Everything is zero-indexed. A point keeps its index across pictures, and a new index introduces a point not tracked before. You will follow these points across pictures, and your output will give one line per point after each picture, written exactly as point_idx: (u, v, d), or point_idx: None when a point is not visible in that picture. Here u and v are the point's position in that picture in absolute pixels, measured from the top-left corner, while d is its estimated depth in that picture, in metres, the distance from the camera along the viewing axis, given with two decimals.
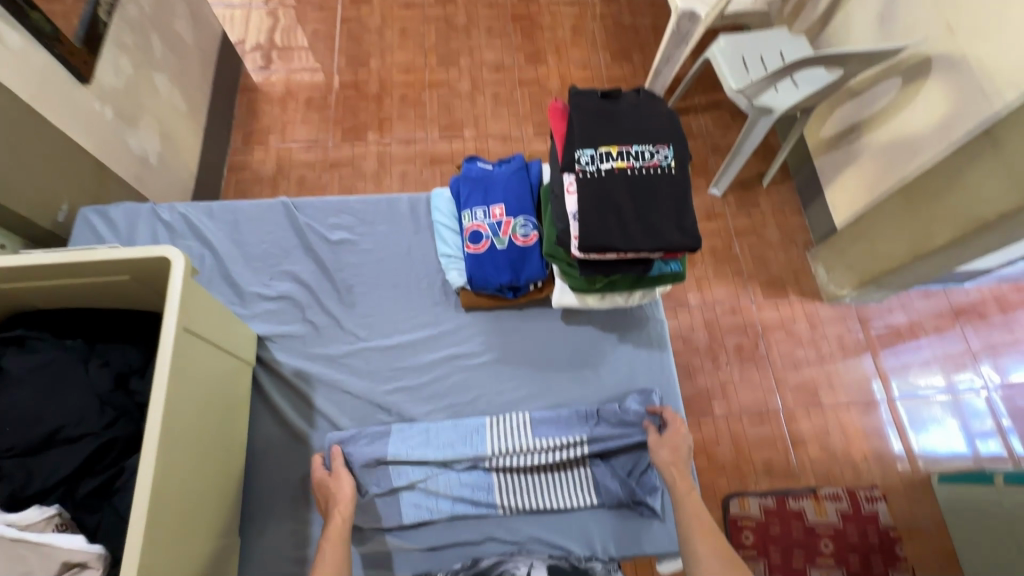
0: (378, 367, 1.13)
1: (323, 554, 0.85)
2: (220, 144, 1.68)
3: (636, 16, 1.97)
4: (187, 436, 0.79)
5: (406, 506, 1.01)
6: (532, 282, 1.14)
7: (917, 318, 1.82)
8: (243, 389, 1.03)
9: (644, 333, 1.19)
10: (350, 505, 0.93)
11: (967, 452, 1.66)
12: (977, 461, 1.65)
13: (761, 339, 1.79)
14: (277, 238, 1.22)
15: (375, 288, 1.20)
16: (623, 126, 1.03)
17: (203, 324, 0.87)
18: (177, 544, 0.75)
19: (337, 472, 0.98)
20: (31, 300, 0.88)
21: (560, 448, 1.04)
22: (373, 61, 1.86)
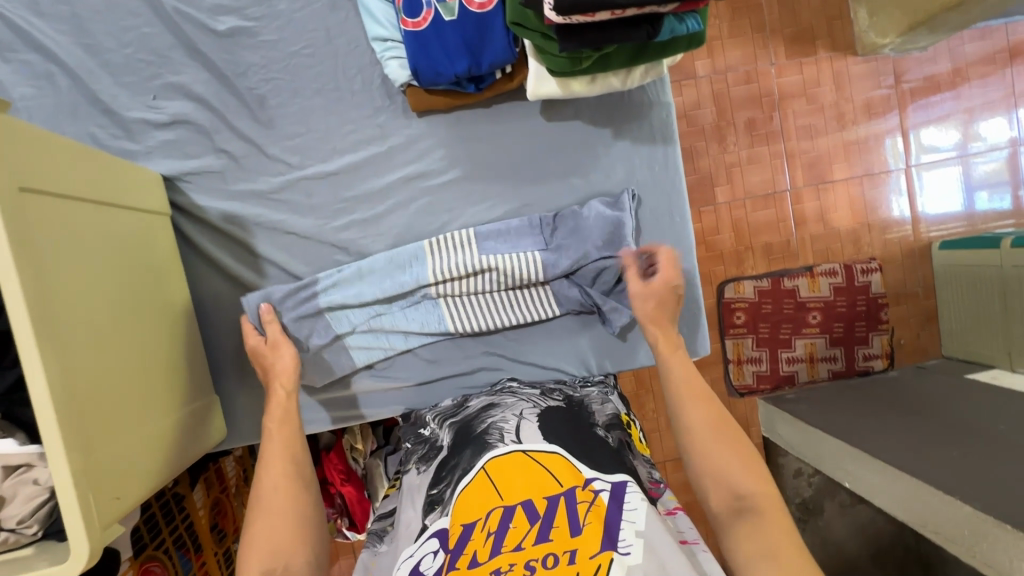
0: (321, 200, 0.93)
1: (270, 437, 0.78)
2: None
3: None
4: (83, 321, 0.64)
5: (360, 344, 0.94)
6: (497, 69, 0.85)
7: (963, 64, 1.52)
8: (161, 243, 0.85)
9: (645, 123, 0.95)
10: (292, 378, 0.85)
11: (960, 208, 1.56)
12: (969, 218, 1.56)
13: (777, 111, 1.52)
14: (145, 37, 0.89)
15: (295, 96, 0.92)
16: None
17: (51, 174, 0.63)
18: (121, 432, 0.66)
19: (273, 343, 0.87)
20: None
21: (509, 264, 0.92)
22: None
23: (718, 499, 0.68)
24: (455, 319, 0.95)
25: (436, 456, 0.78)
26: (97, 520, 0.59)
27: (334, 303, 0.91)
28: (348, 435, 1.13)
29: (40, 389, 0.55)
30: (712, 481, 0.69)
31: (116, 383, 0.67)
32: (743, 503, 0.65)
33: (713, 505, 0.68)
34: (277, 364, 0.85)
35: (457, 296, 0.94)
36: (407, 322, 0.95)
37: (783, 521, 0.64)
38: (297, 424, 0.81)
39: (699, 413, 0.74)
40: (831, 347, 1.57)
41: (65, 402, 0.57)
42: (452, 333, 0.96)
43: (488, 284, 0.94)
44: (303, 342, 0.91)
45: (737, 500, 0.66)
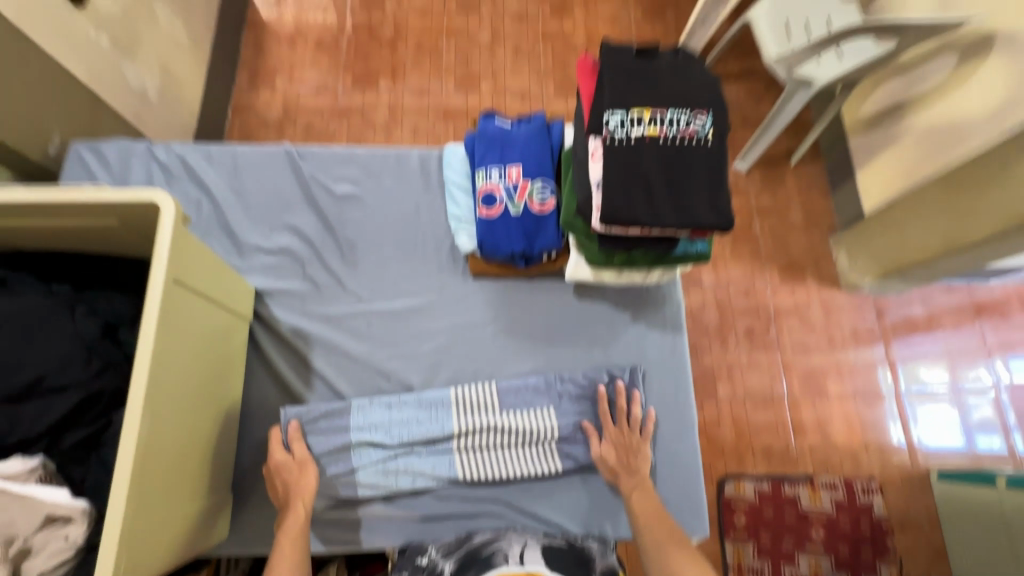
0: (377, 331, 1.08)
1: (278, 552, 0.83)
2: (226, 83, 1.82)
3: None
4: (175, 391, 0.76)
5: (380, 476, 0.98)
6: (545, 252, 1.08)
7: (936, 312, 1.75)
8: (239, 344, 0.99)
9: (659, 314, 1.13)
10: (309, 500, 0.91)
11: (962, 446, 1.64)
12: (973, 457, 1.63)
13: (773, 323, 1.73)
14: (279, 187, 1.16)
15: (379, 247, 1.14)
16: (659, 86, 0.91)
17: (198, 275, 0.82)
18: (160, 499, 0.73)
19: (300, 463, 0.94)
20: (12, 239, 0.82)
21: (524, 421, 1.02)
22: (390, 3, 1.99)
23: None
24: (464, 467, 1.00)
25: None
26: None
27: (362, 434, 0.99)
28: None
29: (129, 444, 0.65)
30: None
31: (173, 452, 0.76)
32: None
33: None
34: (299, 484, 0.92)
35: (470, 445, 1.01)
36: (421, 467, 1.00)
37: None
38: (304, 542, 0.87)
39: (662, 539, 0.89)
40: (838, 569, 1.52)
41: (139, 463, 0.67)
42: (459, 481, 1.00)
43: (501, 436, 1.02)
44: (323, 465, 0.97)
45: None
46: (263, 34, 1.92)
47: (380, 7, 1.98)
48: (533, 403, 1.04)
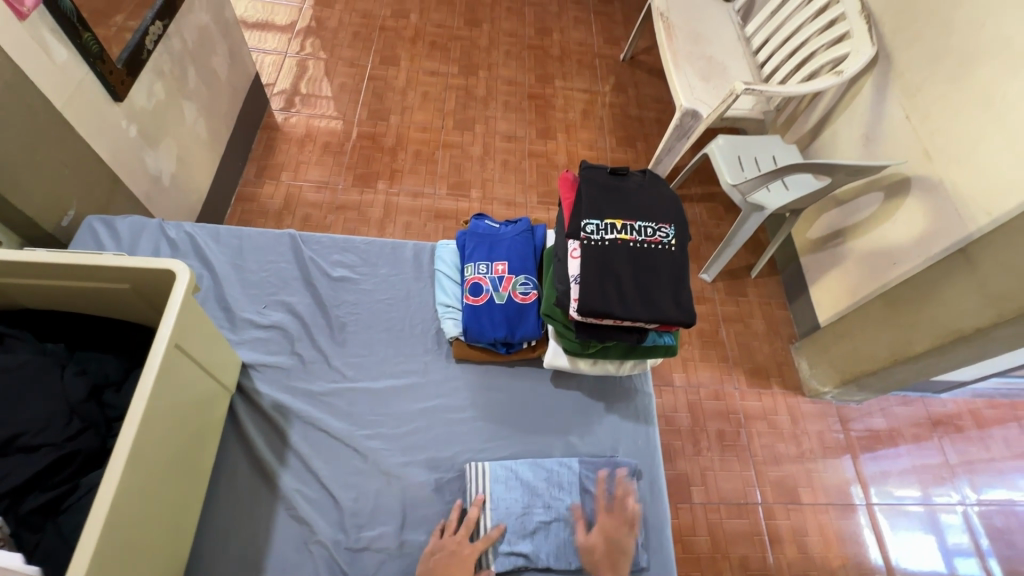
0: (358, 410, 1.10)
1: None
2: (236, 175, 1.98)
3: (641, 110, 2.43)
4: (158, 455, 0.78)
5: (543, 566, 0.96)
6: (525, 340, 1.15)
7: (897, 424, 1.83)
8: (220, 414, 1.00)
9: (631, 404, 1.17)
10: None
11: (945, 569, 1.62)
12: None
13: (743, 428, 1.78)
14: (279, 268, 1.24)
15: (368, 329, 1.20)
16: (628, 201, 1.06)
17: (198, 341, 0.87)
18: (123, 571, 0.71)
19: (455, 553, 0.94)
20: (20, 296, 0.86)
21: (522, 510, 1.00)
22: (394, 118, 2.24)
23: None
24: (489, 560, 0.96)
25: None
26: None
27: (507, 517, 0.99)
28: None
29: (105, 503, 0.66)
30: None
31: (146, 519, 0.76)
32: None
33: None
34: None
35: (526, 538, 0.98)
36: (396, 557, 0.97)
37: None
38: None
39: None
40: None
41: (111, 524, 0.67)
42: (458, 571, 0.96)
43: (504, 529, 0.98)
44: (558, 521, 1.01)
45: None
46: (275, 135, 2.13)
47: (385, 121, 2.23)
48: (538, 489, 1.02)
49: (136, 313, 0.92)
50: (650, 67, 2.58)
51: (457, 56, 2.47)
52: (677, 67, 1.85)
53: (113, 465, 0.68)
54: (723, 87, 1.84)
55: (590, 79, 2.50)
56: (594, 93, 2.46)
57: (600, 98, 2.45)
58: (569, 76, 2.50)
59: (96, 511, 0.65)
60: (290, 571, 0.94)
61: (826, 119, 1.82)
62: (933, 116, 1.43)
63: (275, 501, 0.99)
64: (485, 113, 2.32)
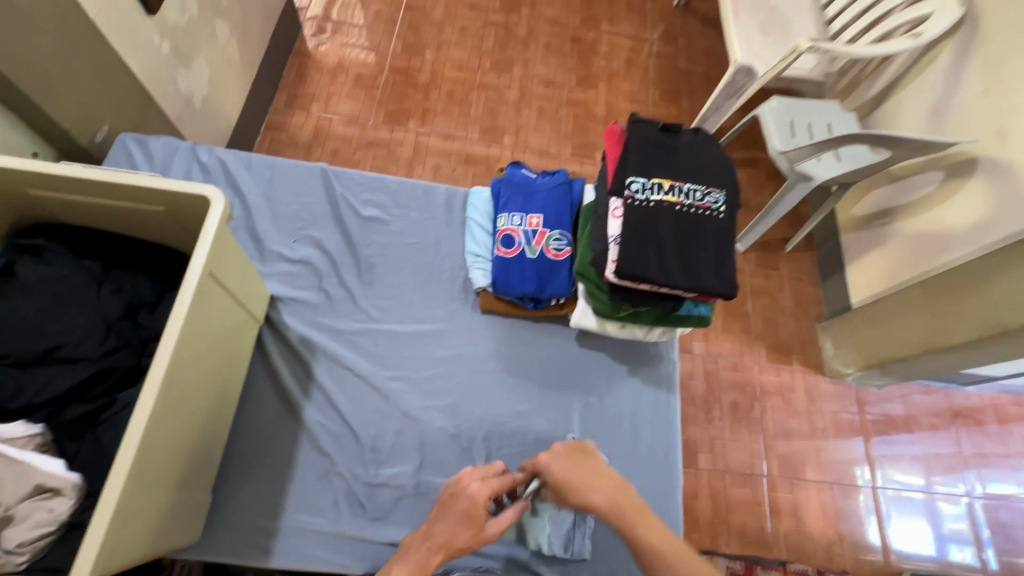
0: (382, 351, 1.10)
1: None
2: (266, 102, 1.93)
3: (690, 63, 2.28)
4: (191, 379, 0.79)
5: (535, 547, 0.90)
6: (554, 297, 1.12)
7: (915, 412, 1.80)
8: (248, 342, 1.01)
9: (654, 370, 1.15)
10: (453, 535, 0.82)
11: (939, 555, 1.63)
12: (945, 566, 1.62)
13: (757, 402, 1.77)
14: (310, 202, 1.22)
15: (396, 272, 1.18)
16: (678, 161, 1.00)
17: (230, 270, 0.87)
18: (156, 485, 0.74)
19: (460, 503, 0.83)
20: (56, 210, 0.87)
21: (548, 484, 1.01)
22: (429, 53, 2.14)
23: None
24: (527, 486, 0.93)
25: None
26: (104, 555, 0.63)
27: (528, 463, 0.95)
28: None
29: (141, 422, 0.67)
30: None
31: (178, 438, 0.78)
32: None
33: None
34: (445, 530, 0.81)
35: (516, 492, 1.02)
36: (413, 494, 1.00)
37: None
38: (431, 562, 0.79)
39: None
40: None
41: (147, 441, 0.69)
42: None
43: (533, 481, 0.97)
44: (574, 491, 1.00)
45: None
46: (307, 62, 2.05)
47: (420, 56, 2.13)
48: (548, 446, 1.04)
49: (170, 237, 0.91)
50: (705, 15, 2.39)
51: None
52: (735, 18, 1.70)
53: (149, 386, 0.69)
54: (784, 43, 1.70)
55: (639, 24, 2.33)
56: (641, 41, 2.30)
57: (648, 46, 2.29)
58: (617, 20, 2.33)
59: (133, 428, 0.67)
60: (311, 498, 0.98)
61: (894, 87, 1.68)
62: (1015, 91, 1.31)
63: (299, 431, 1.02)
64: (524, 55, 2.20)
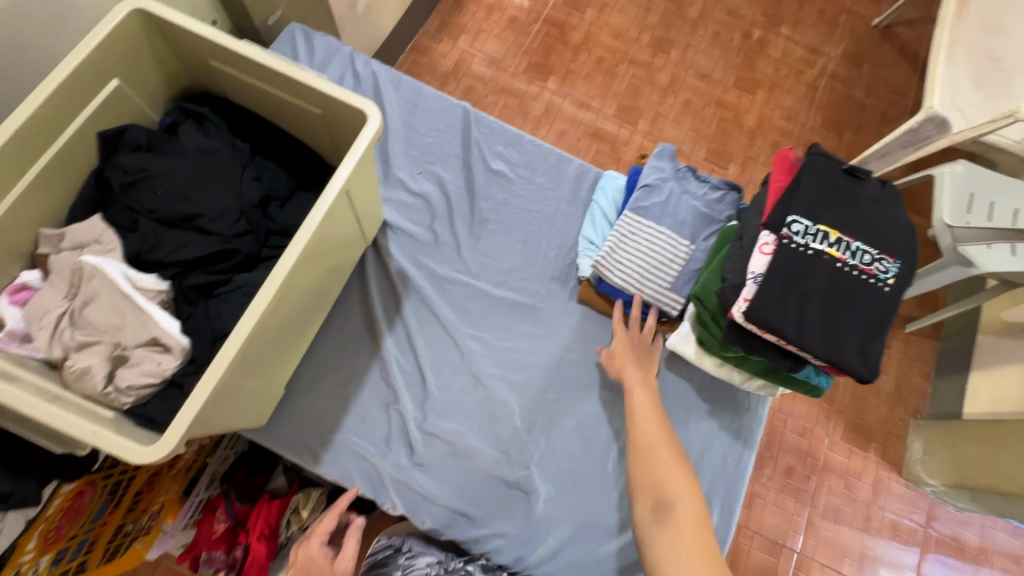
0: (470, 307, 1.09)
1: None
2: (417, 23, 1.91)
3: (869, 94, 2.00)
4: (302, 280, 0.82)
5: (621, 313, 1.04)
6: (658, 313, 1.05)
7: (992, 549, 1.56)
8: (354, 258, 1.03)
9: (736, 420, 1.07)
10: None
11: None
12: None
13: (814, 476, 1.60)
14: (443, 139, 1.20)
15: (506, 234, 1.15)
16: (854, 214, 0.88)
17: (362, 187, 0.87)
18: (252, 369, 0.79)
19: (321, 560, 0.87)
20: (226, 85, 0.90)
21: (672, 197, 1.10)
22: (590, 13, 2.02)
23: (643, 506, 0.84)
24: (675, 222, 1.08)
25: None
26: (198, 423, 0.69)
27: (694, 203, 1.10)
28: (302, 495, 1.15)
29: (255, 312, 0.70)
30: (664, 564, 0.77)
31: (277, 332, 0.82)
32: (664, 509, 0.82)
33: (639, 509, 0.84)
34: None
35: (558, 488, 1.00)
36: (458, 454, 1.00)
37: (694, 531, 0.79)
38: None
39: (649, 486, 0.85)
40: None
41: (257, 331, 0.73)
42: (505, 482, 0.99)
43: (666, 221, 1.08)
44: (674, 200, 1.10)
45: (659, 507, 0.83)
46: None
47: (580, 13, 2.01)
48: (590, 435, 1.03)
49: (318, 140, 0.92)
50: (905, 45, 2.07)
51: None
52: (941, 63, 1.41)
53: (271, 279, 0.72)
54: (1001, 102, 1.39)
55: (824, 37, 2.07)
56: (820, 55, 2.05)
57: (822, 62, 2.04)
58: (801, 26, 2.08)
59: (249, 316, 0.70)
60: (369, 424, 1.01)
61: None
62: None
63: (373, 359, 1.04)
64: (688, 39, 2.02)
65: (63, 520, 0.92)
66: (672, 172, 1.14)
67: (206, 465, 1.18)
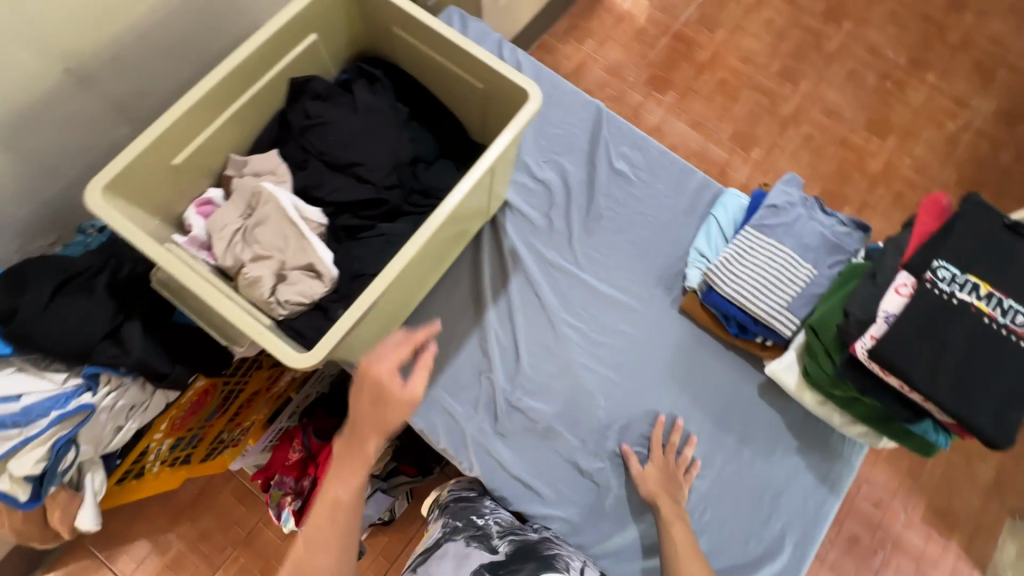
0: (572, 295, 1.12)
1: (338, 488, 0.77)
2: (546, 23, 1.96)
3: (1017, 158, 1.84)
4: (440, 238, 0.89)
5: (660, 436, 1.02)
6: (763, 336, 1.03)
7: None
8: (475, 228, 1.09)
9: (825, 464, 1.03)
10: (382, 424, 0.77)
11: None
12: None
13: (882, 552, 1.39)
14: (572, 133, 1.24)
15: (618, 232, 1.17)
16: (1011, 270, 0.83)
17: (506, 163, 0.93)
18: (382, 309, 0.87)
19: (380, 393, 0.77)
20: (400, 53, 0.98)
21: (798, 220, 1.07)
22: (721, 33, 1.99)
23: None
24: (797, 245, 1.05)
25: (484, 549, 0.88)
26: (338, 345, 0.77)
27: (821, 231, 1.06)
28: None
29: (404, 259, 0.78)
30: None
31: (409, 281, 0.89)
32: None
33: None
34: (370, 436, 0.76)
35: (627, 487, 1.02)
36: (538, 432, 1.04)
37: None
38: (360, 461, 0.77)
39: None
40: None
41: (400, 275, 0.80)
42: (578, 468, 1.03)
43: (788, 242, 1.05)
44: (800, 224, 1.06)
45: None
46: None
47: (711, 32, 1.99)
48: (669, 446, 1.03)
49: (470, 115, 0.99)
50: None
51: None
52: None
53: (423, 231, 0.79)
54: None
55: (976, 89, 1.91)
56: (967, 107, 1.89)
57: (968, 116, 1.88)
58: (951, 74, 1.93)
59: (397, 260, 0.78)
60: (460, 386, 1.06)
61: None
62: None
63: (474, 328, 1.09)
64: (822, 73, 1.94)
65: (187, 411, 1.03)
66: (802, 197, 1.10)
67: (292, 399, 1.27)
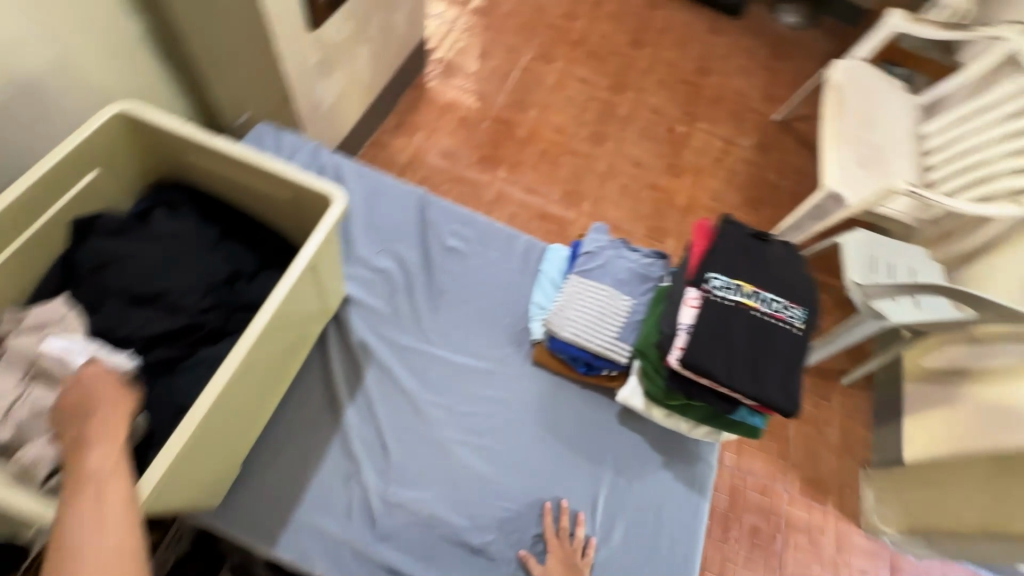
0: (430, 372, 1.14)
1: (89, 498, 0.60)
2: (375, 123, 2.10)
3: (779, 176, 2.29)
4: (269, 350, 0.86)
5: (551, 526, 1.02)
6: (607, 368, 1.13)
7: None
8: (317, 330, 1.07)
9: (690, 470, 1.11)
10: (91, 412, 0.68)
11: None
12: None
13: (779, 534, 1.52)
14: (402, 221, 1.30)
15: (463, 303, 1.23)
16: (764, 269, 1.02)
17: (328, 262, 0.95)
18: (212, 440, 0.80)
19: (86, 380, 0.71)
20: (200, 177, 0.98)
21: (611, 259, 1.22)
22: (533, 112, 2.28)
23: None
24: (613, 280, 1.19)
25: None
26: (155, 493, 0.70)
27: (631, 265, 1.22)
28: None
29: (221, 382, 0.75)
30: None
31: (241, 401, 0.84)
32: None
33: None
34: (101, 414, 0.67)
35: (521, 552, 1.01)
36: (421, 523, 1.00)
37: None
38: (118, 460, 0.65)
39: None
40: None
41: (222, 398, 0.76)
42: (468, 549, 1.00)
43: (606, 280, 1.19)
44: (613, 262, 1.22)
45: None
46: (422, 95, 2.22)
47: (524, 112, 2.27)
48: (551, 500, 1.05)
49: (285, 223, 1.00)
50: (804, 134, 2.39)
51: (612, 70, 2.45)
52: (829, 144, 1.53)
53: (240, 346, 0.77)
54: None
55: (735, 129, 2.37)
56: (733, 143, 2.34)
57: (737, 150, 2.32)
58: (715, 120, 2.38)
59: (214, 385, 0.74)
60: (329, 498, 0.99)
61: None
62: None
63: (334, 432, 1.05)
64: (620, 133, 2.30)
65: None
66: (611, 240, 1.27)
67: None
